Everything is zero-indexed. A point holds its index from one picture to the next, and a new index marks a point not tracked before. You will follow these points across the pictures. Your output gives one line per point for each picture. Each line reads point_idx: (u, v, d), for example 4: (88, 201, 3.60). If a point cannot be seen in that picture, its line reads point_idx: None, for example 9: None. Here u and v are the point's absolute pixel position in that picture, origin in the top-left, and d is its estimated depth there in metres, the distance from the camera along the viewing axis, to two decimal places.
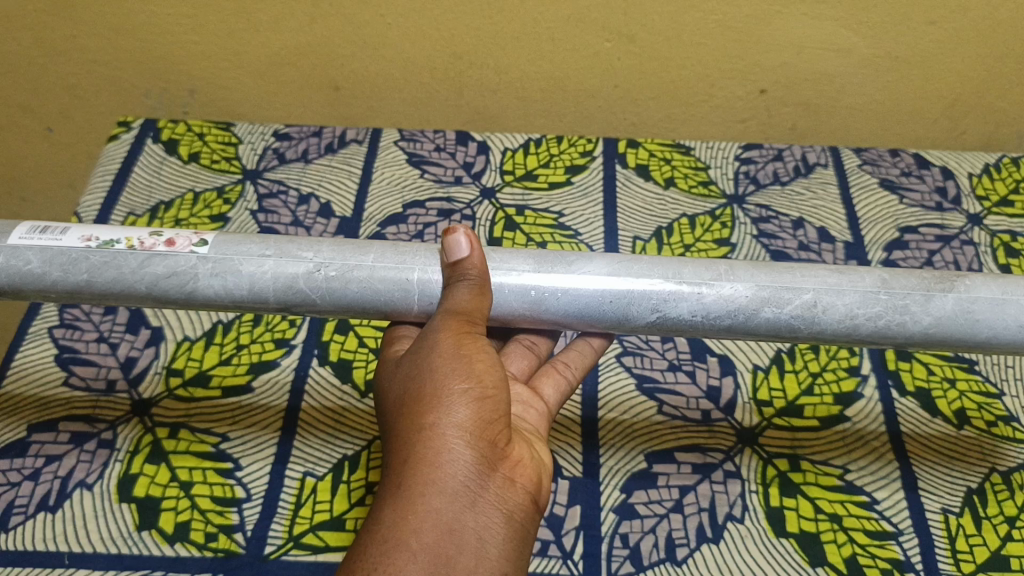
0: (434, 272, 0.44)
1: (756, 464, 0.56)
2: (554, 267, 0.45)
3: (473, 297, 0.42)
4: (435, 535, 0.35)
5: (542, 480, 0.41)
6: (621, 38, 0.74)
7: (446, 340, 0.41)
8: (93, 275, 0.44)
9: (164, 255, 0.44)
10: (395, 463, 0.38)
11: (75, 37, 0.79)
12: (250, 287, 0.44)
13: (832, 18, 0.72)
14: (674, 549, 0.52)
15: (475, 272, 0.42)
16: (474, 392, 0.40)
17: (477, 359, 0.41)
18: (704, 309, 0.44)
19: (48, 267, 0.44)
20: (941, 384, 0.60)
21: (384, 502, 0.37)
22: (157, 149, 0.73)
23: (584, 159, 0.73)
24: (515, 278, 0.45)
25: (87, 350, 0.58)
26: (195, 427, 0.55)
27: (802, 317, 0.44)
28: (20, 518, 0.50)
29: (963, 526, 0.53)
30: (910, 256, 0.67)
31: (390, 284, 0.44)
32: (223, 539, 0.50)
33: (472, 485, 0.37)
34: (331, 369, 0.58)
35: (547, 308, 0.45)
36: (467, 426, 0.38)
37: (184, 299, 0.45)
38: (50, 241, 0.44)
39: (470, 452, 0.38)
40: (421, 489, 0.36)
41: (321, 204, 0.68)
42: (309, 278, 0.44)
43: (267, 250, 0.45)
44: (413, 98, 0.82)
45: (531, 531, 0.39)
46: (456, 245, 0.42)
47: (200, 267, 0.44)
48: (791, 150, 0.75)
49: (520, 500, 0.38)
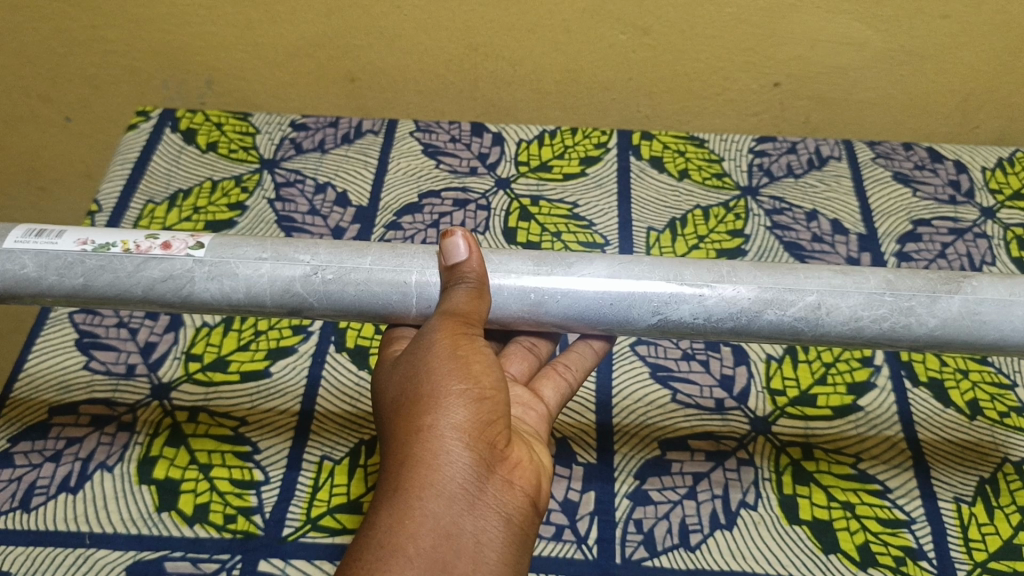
0: (432, 276, 0.45)
1: (769, 452, 0.56)
2: (554, 271, 0.45)
3: (471, 299, 0.43)
4: (433, 540, 0.35)
5: (542, 482, 0.42)
6: (636, 31, 0.74)
7: (443, 341, 0.42)
8: (89, 279, 0.45)
9: (160, 259, 0.45)
10: (392, 466, 0.38)
11: (95, 28, 0.80)
12: (247, 290, 0.45)
13: (846, 11, 0.72)
14: (687, 535, 0.52)
15: (473, 275, 0.43)
16: (471, 393, 0.40)
17: (474, 359, 0.42)
18: (706, 312, 0.44)
19: (43, 271, 0.44)
20: (954, 375, 0.60)
21: (383, 504, 0.37)
22: (176, 138, 0.73)
23: (598, 151, 0.73)
24: (514, 281, 0.45)
25: (107, 335, 0.59)
26: (214, 412, 0.55)
27: (805, 319, 0.44)
28: (41, 498, 0.51)
29: (976, 515, 0.53)
30: (924, 248, 0.67)
31: (387, 286, 0.45)
32: (241, 521, 0.50)
33: (470, 488, 0.37)
34: (347, 356, 0.58)
35: (547, 311, 0.45)
36: (466, 428, 0.39)
37: (181, 302, 0.45)
38: (45, 244, 0.45)
39: (468, 454, 0.38)
40: (419, 492, 0.36)
41: (337, 193, 0.69)
42: (306, 281, 0.45)
43: (263, 253, 0.45)
44: (428, 90, 0.83)
45: (530, 534, 0.39)
46: (454, 247, 0.43)
47: (195, 271, 0.45)
48: (804, 142, 0.76)
49: (519, 502, 0.39)
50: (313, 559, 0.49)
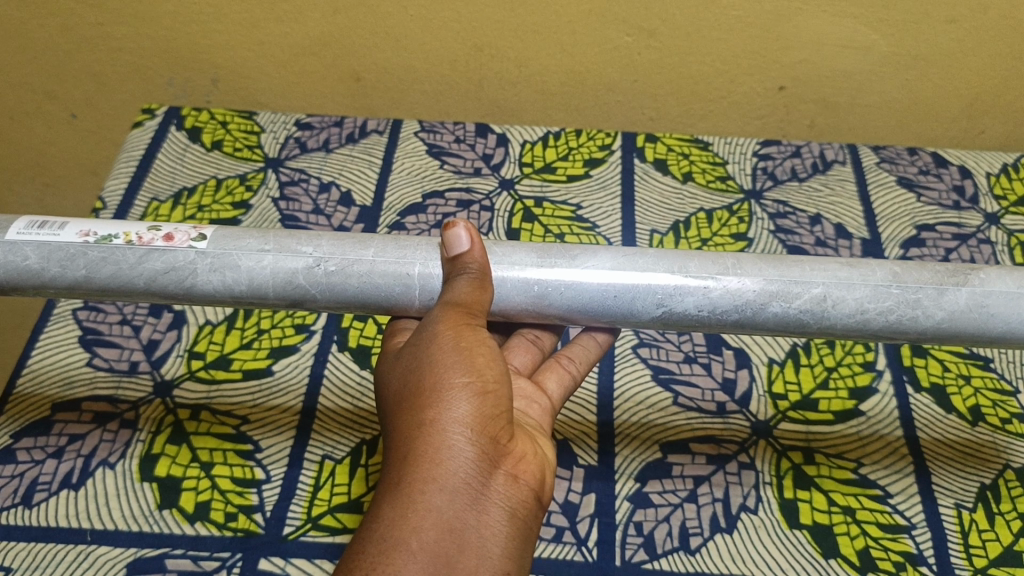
0: (435, 267, 0.45)
1: (770, 456, 0.56)
2: (557, 263, 0.45)
3: (473, 290, 0.43)
4: (436, 534, 0.35)
5: (545, 476, 0.42)
6: (642, 33, 0.74)
7: (446, 333, 0.42)
8: (92, 271, 0.45)
9: (163, 250, 0.45)
10: (395, 460, 0.38)
11: (101, 25, 0.80)
12: (249, 281, 0.45)
13: (853, 15, 0.72)
14: (687, 538, 0.52)
15: (476, 265, 0.43)
16: (474, 386, 0.40)
17: (477, 352, 0.42)
18: (711, 303, 0.44)
19: (45, 262, 0.45)
20: (955, 381, 0.60)
21: (384, 498, 0.37)
22: (180, 137, 0.74)
23: (602, 153, 0.73)
24: (518, 272, 0.45)
25: (111, 332, 0.59)
26: (216, 410, 0.55)
27: (811, 311, 0.44)
28: (43, 494, 0.51)
29: (977, 521, 0.53)
30: (928, 253, 0.67)
31: (390, 278, 0.45)
32: (242, 519, 0.50)
33: (473, 482, 0.37)
34: (350, 355, 0.58)
35: (551, 303, 0.45)
36: (468, 422, 0.39)
37: (184, 294, 0.46)
38: (48, 236, 0.45)
39: (471, 449, 0.38)
40: (421, 486, 0.36)
41: (341, 193, 0.69)
42: (309, 273, 0.45)
43: (266, 244, 0.46)
44: (433, 91, 0.83)
45: (533, 528, 0.39)
46: (456, 238, 0.43)
47: (198, 263, 0.45)
48: (809, 146, 0.75)
49: (522, 497, 0.39)
50: (313, 558, 0.49)
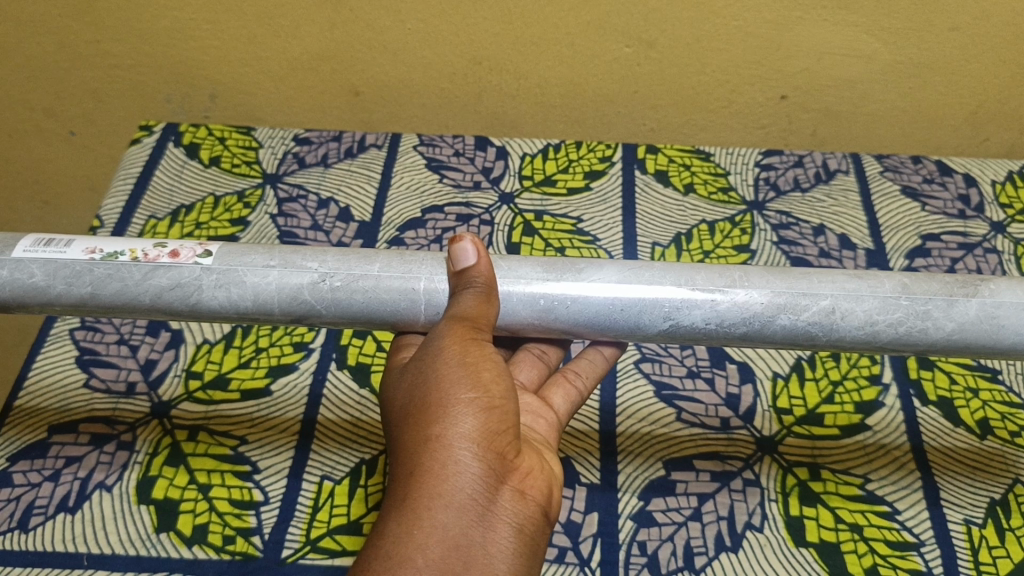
0: (441, 281, 0.44)
1: (775, 472, 0.55)
2: (563, 276, 0.45)
3: (479, 304, 0.42)
4: (441, 551, 0.35)
5: (553, 491, 0.41)
6: (641, 44, 0.74)
7: (452, 347, 0.41)
8: (97, 288, 0.44)
9: (168, 267, 0.44)
10: (401, 475, 0.38)
11: (99, 42, 0.80)
12: (254, 297, 0.44)
13: (854, 24, 0.71)
14: (692, 558, 0.51)
15: (482, 279, 0.42)
16: (481, 402, 0.39)
17: (483, 367, 0.41)
18: (718, 317, 0.44)
19: (51, 280, 0.44)
20: (964, 394, 0.59)
21: (389, 515, 0.36)
22: (178, 153, 0.73)
23: (603, 165, 0.73)
24: (523, 287, 0.44)
25: (108, 353, 0.59)
26: (214, 431, 0.55)
27: (819, 324, 0.43)
28: (39, 519, 0.51)
29: (986, 537, 0.52)
30: (933, 263, 0.66)
31: (395, 293, 0.44)
32: (240, 542, 0.50)
33: (479, 499, 0.37)
34: (348, 374, 0.58)
35: (557, 317, 0.45)
36: (474, 438, 0.38)
37: (189, 310, 0.45)
38: (54, 254, 0.45)
39: (477, 465, 0.37)
40: (427, 502, 0.36)
41: (340, 208, 0.68)
42: (313, 288, 0.44)
43: (271, 260, 0.45)
44: (432, 104, 0.82)
45: (539, 545, 0.39)
46: (462, 252, 0.43)
47: (203, 279, 0.44)
48: (811, 156, 0.75)
49: (529, 513, 0.38)
50: None
